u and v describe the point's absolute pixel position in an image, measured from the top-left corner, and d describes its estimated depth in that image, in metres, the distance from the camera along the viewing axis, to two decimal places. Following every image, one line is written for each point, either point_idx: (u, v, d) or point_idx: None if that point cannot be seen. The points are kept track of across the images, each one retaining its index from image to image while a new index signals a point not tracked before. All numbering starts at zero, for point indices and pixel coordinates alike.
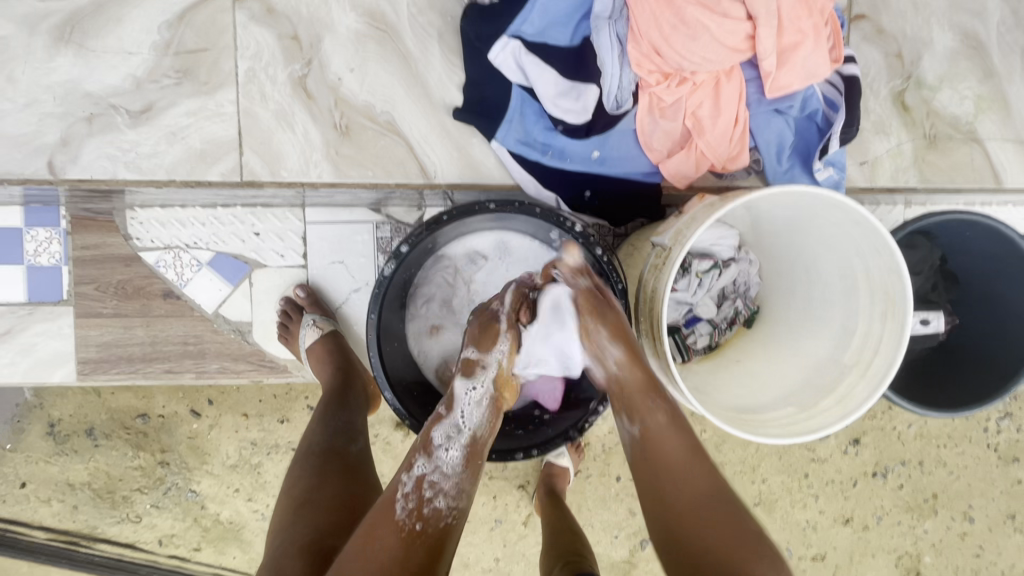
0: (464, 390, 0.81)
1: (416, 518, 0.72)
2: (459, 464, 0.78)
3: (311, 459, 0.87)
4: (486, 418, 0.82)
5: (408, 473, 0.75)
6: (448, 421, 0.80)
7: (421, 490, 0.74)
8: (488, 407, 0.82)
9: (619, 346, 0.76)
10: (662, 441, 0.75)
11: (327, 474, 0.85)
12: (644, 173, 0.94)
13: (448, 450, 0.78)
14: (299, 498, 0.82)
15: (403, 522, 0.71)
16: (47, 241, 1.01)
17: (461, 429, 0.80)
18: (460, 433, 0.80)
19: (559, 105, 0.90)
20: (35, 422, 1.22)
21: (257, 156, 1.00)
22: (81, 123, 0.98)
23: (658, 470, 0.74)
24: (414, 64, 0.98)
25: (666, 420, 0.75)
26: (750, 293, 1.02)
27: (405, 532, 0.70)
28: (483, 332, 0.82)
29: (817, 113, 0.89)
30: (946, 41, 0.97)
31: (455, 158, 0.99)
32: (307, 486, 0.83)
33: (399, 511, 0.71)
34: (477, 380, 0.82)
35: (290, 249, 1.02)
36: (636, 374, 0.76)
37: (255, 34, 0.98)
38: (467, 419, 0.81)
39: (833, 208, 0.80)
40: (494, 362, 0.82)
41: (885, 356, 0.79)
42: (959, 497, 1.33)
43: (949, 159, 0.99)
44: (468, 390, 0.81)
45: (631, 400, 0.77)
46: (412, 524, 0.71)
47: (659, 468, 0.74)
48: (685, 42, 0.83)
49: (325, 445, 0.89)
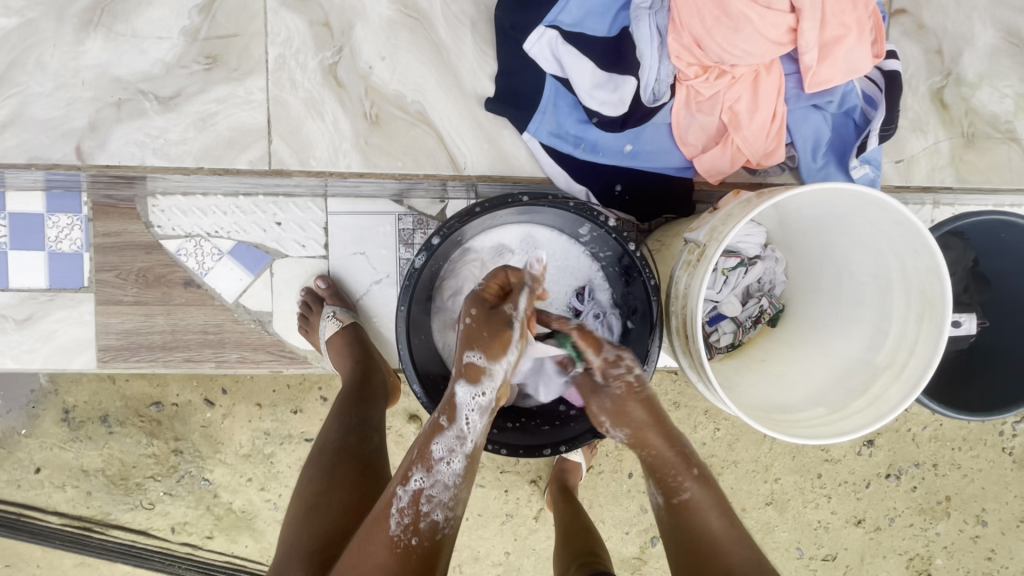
0: (469, 396, 0.77)
1: (412, 533, 0.71)
2: (458, 477, 0.76)
3: (324, 459, 0.86)
4: (487, 425, 0.79)
5: (404, 486, 0.73)
6: (450, 433, 0.77)
7: (417, 505, 0.72)
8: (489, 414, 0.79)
9: (630, 427, 0.78)
10: (697, 512, 0.75)
11: (338, 477, 0.84)
12: (676, 168, 0.92)
13: (448, 463, 0.76)
14: (307, 503, 0.81)
15: (397, 539, 0.70)
16: (69, 227, 1.00)
17: (464, 439, 0.77)
18: (460, 444, 0.77)
19: (595, 97, 0.88)
20: (51, 407, 1.22)
21: (285, 145, 0.99)
22: (110, 108, 0.97)
23: (693, 539, 0.73)
24: (446, 54, 0.97)
25: (701, 496, 0.76)
26: (775, 291, 1.01)
27: (399, 550, 0.69)
28: (501, 339, 0.76)
29: (856, 109, 0.87)
30: (988, 38, 0.95)
31: (485, 150, 0.98)
32: (318, 490, 0.83)
33: (393, 528, 0.70)
34: (484, 388, 0.77)
35: (311, 240, 1.01)
36: (666, 452, 0.77)
37: (286, 20, 0.97)
38: (471, 429, 0.77)
39: (871, 206, 0.78)
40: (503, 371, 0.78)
41: (921, 358, 0.78)
42: (973, 500, 1.32)
43: (986, 159, 0.97)
44: (472, 398, 0.77)
45: (662, 475, 0.77)
46: (407, 540, 0.70)
47: (696, 542, 0.73)
48: (727, 35, 0.81)
49: (339, 444, 0.88)
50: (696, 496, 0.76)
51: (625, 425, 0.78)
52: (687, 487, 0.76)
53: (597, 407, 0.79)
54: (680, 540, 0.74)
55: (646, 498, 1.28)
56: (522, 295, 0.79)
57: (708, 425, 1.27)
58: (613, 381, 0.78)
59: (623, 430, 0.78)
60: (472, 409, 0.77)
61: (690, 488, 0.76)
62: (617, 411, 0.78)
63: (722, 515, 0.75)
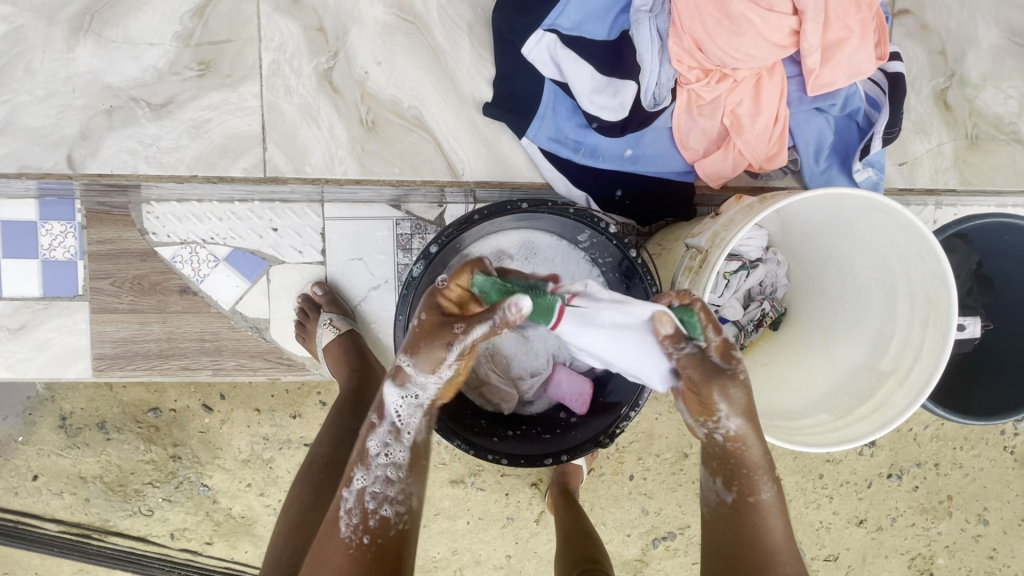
0: (396, 396, 0.73)
1: (363, 532, 0.71)
2: (394, 471, 0.73)
3: (314, 475, 0.88)
4: (425, 420, 0.75)
5: (348, 488, 0.73)
6: (382, 429, 0.73)
7: (364, 505, 0.72)
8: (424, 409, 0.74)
9: (744, 420, 0.70)
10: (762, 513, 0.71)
11: (327, 493, 0.87)
12: (678, 172, 0.91)
13: (387, 458, 0.74)
14: (295, 520, 0.84)
15: (348, 540, 0.70)
16: (62, 234, 0.99)
17: (399, 433, 0.74)
18: (393, 441, 0.74)
19: (595, 101, 0.87)
20: (47, 414, 1.21)
21: (280, 151, 0.97)
22: (102, 116, 0.96)
23: (750, 537, 0.70)
24: (443, 58, 0.95)
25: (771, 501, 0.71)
26: (777, 295, 1.00)
27: (351, 550, 0.70)
28: (432, 352, 0.70)
29: (859, 112, 0.87)
30: (991, 38, 0.94)
31: (483, 155, 0.97)
32: (306, 507, 0.85)
33: (343, 529, 0.71)
34: (413, 389, 0.73)
35: (308, 245, 1.00)
36: (756, 448, 0.72)
37: (280, 24, 0.95)
38: (404, 423, 0.74)
39: (877, 212, 0.77)
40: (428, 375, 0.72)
41: (926, 365, 0.77)
42: (975, 499, 1.31)
43: (990, 161, 0.96)
44: (399, 398, 0.73)
45: (746, 472, 0.72)
46: (359, 539, 0.70)
47: (753, 549, 0.69)
48: (729, 38, 0.80)
49: (329, 458, 0.90)
50: (765, 500, 0.72)
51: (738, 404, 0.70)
52: (764, 490, 0.71)
53: (717, 394, 0.68)
54: (736, 539, 0.70)
55: (647, 500, 1.27)
56: (478, 327, 0.67)
57: None
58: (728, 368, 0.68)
59: (740, 416, 0.70)
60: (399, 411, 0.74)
61: (766, 492, 0.72)
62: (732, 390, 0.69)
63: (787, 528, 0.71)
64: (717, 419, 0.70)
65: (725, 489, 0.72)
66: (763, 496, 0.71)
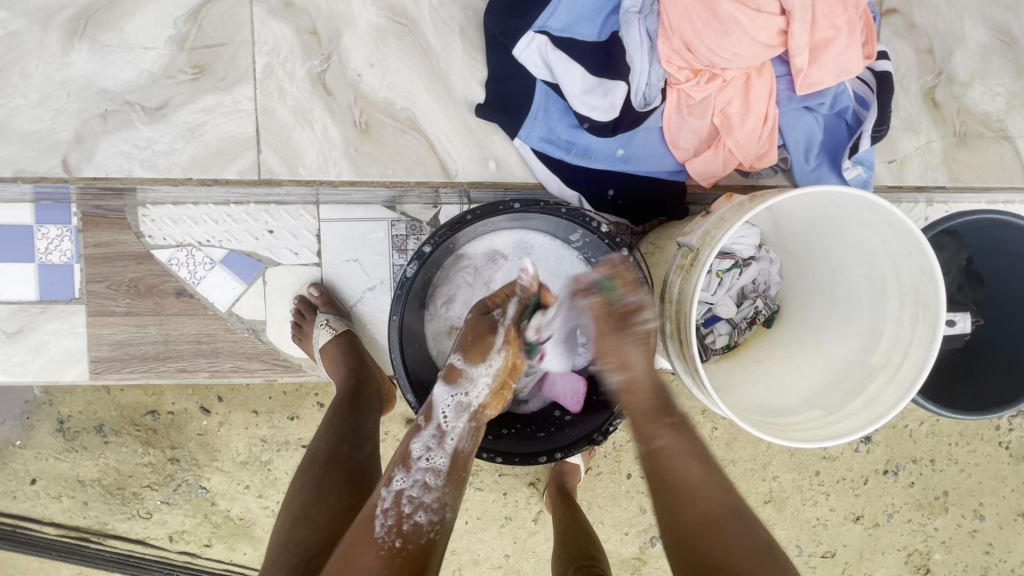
0: (446, 395, 0.83)
1: (395, 535, 0.72)
2: (438, 476, 0.79)
3: (315, 469, 0.85)
4: (467, 432, 0.83)
5: (387, 488, 0.76)
6: (427, 432, 0.81)
7: (399, 506, 0.75)
8: (466, 416, 0.83)
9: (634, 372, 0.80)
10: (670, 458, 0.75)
11: (329, 486, 0.83)
12: (669, 172, 0.92)
13: (429, 461, 0.80)
14: (298, 512, 0.81)
15: (381, 540, 0.71)
16: (58, 238, 0.99)
17: (443, 439, 0.82)
18: (438, 444, 0.82)
19: (585, 102, 0.88)
20: (45, 418, 1.21)
21: (274, 154, 0.98)
22: (96, 120, 0.97)
23: (673, 487, 0.73)
24: (435, 59, 0.96)
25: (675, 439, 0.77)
26: (770, 292, 1.01)
27: (383, 551, 0.69)
28: (477, 346, 0.80)
29: (847, 110, 0.87)
30: (978, 37, 0.95)
31: (476, 156, 0.97)
32: (308, 500, 0.82)
33: (378, 529, 0.71)
34: (462, 389, 0.82)
35: (304, 247, 1.01)
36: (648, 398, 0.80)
37: (273, 28, 0.96)
38: (450, 429, 0.82)
39: (864, 209, 0.78)
40: (475, 374, 0.82)
41: (915, 360, 0.78)
42: (970, 495, 1.32)
43: (978, 158, 0.97)
44: (446, 400, 0.83)
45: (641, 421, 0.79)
46: (391, 542, 0.71)
47: (674, 490, 0.73)
48: (717, 38, 0.81)
49: (330, 453, 0.87)
50: (665, 442, 0.76)
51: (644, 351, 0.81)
52: (659, 434, 0.77)
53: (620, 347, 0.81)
54: (664, 491, 0.74)
55: (645, 498, 1.28)
56: (511, 304, 0.82)
57: (706, 424, 1.27)
58: (643, 321, 0.81)
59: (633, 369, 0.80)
60: (445, 412, 0.82)
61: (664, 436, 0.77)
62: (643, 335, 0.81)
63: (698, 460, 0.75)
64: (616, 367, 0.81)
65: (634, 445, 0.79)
66: (664, 435, 0.77)
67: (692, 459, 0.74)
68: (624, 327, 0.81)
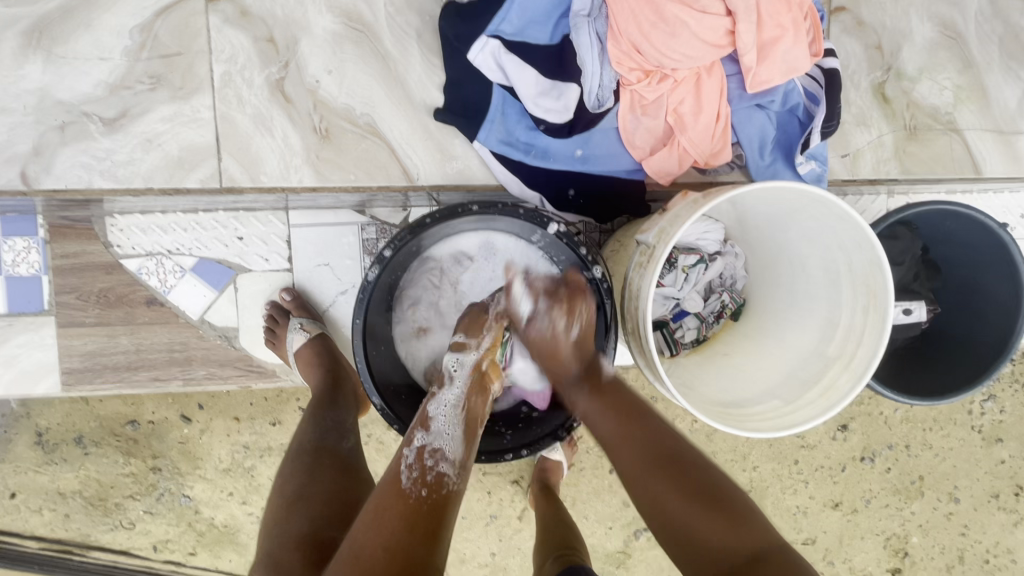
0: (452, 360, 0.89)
1: (421, 485, 0.75)
2: (455, 428, 0.83)
3: (304, 458, 0.85)
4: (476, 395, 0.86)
5: (409, 446, 0.79)
6: (439, 397, 0.86)
7: (422, 460, 0.78)
8: (473, 381, 0.88)
9: (580, 326, 0.83)
10: (586, 422, 0.81)
11: (320, 471, 0.84)
12: (627, 171, 0.94)
13: (445, 422, 0.83)
14: (295, 492, 0.81)
15: (408, 490, 0.73)
16: (24, 250, 0.99)
17: (452, 402, 0.85)
18: (450, 404, 0.85)
19: (540, 104, 0.89)
20: (22, 431, 1.21)
21: (234, 161, 0.98)
22: (55, 131, 0.96)
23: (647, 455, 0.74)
24: (394, 65, 0.97)
25: (590, 403, 0.81)
26: (736, 285, 1.03)
27: (411, 500, 0.72)
28: (478, 322, 0.90)
29: (799, 107, 0.90)
30: (925, 33, 0.97)
31: (438, 159, 0.98)
32: (300, 483, 0.82)
33: (404, 481, 0.74)
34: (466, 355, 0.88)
35: (274, 253, 1.01)
36: (570, 347, 0.84)
37: (229, 37, 0.96)
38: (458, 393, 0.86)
39: (815, 203, 0.80)
40: (481, 353, 0.89)
41: (867, 350, 0.80)
42: (945, 478, 1.35)
43: (930, 150, 1.00)
44: (454, 364, 0.88)
45: (562, 387, 0.85)
46: (417, 491, 0.74)
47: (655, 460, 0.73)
48: (665, 40, 0.83)
49: (316, 443, 0.87)
50: (581, 408, 0.82)
51: (585, 321, 0.83)
52: (578, 401, 0.83)
53: (576, 309, 0.83)
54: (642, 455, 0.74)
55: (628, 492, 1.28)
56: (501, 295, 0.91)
57: (686, 418, 1.28)
58: (571, 326, 0.83)
59: (581, 326, 0.83)
60: (453, 374, 0.88)
61: (580, 399, 0.82)
62: (586, 305, 0.83)
63: (604, 417, 0.79)
64: (569, 324, 0.83)
65: (581, 394, 0.82)
66: (577, 397, 0.83)
67: (612, 419, 0.78)
68: (575, 296, 0.83)
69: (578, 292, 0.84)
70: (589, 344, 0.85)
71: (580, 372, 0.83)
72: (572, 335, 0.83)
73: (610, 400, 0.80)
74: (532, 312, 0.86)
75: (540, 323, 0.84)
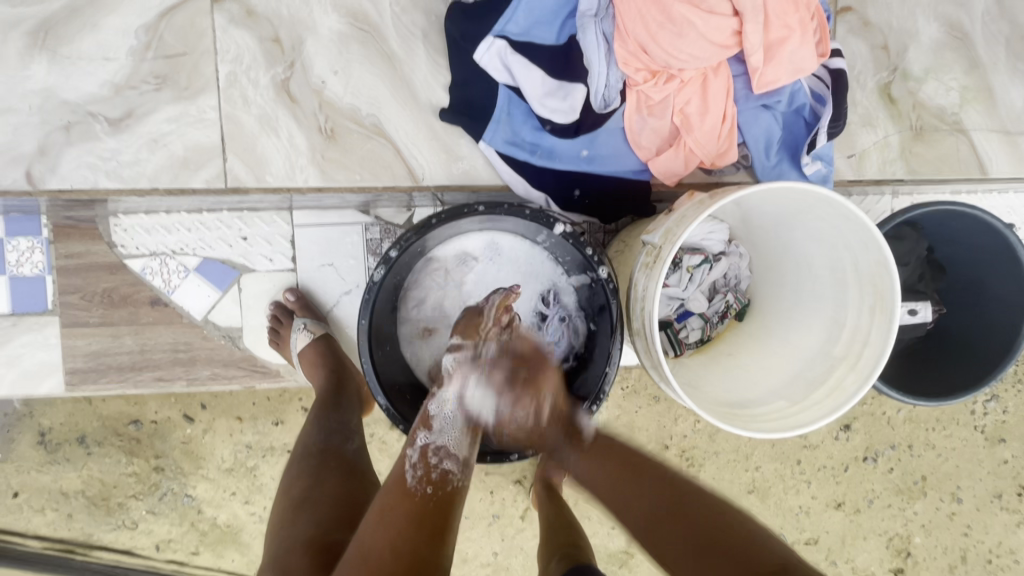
0: (449, 360, 0.87)
1: (426, 483, 0.76)
2: (457, 423, 0.83)
3: (308, 460, 0.85)
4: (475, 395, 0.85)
5: (412, 447, 0.79)
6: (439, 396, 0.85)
7: (426, 459, 0.78)
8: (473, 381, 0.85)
9: (550, 401, 0.84)
10: (581, 484, 0.82)
11: (326, 473, 0.84)
12: (633, 171, 0.94)
13: (447, 420, 0.83)
14: (301, 495, 0.81)
15: (414, 488, 0.75)
16: (29, 250, 0.99)
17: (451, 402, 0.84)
18: (451, 403, 0.84)
19: (546, 105, 0.89)
20: (26, 431, 1.21)
21: (239, 161, 0.98)
22: (59, 131, 0.96)
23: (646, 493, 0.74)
24: (399, 65, 0.97)
25: (579, 459, 0.82)
26: (741, 286, 1.02)
27: (416, 497, 0.74)
28: (475, 324, 0.88)
29: (805, 107, 0.90)
30: (931, 33, 0.97)
31: (443, 160, 0.98)
32: (306, 486, 0.82)
33: (409, 480, 0.76)
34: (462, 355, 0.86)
35: (278, 253, 1.01)
36: (547, 418, 0.84)
37: (235, 37, 0.96)
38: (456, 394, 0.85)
39: (822, 203, 0.80)
40: (478, 355, 0.86)
41: (873, 351, 0.80)
42: (948, 479, 1.35)
43: (935, 151, 1.00)
44: (452, 364, 0.86)
45: (549, 450, 0.86)
46: (423, 489, 0.75)
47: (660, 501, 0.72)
48: (672, 41, 0.83)
49: (321, 445, 0.87)
50: (576, 471, 0.83)
51: (555, 392, 0.85)
52: (570, 457, 0.83)
53: (542, 382, 0.85)
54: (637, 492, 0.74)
55: None
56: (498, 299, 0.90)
57: (688, 418, 1.28)
58: (541, 403, 0.84)
59: (552, 399, 0.85)
60: (452, 373, 0.86)
61: (571, 456, 0.83)
62: (551, 380, 0.85)
63: (597, 466, 0.80)
64: (538, 402, 0.84)
65: (570, 453, 0.83)
66: (569, 458, 0.84)
67: (604, 469, 0.79)
68: (534, 374, 0.85)
69: (536, 369, 0.86)
70: (562, 409, 0.85)
71: (564, 434, 0.84)
72: (541, 412, 0.84)
73: (602, 450, 0.82)
74: (498, 412, 0.85)
75: (511, 416, 0.85)
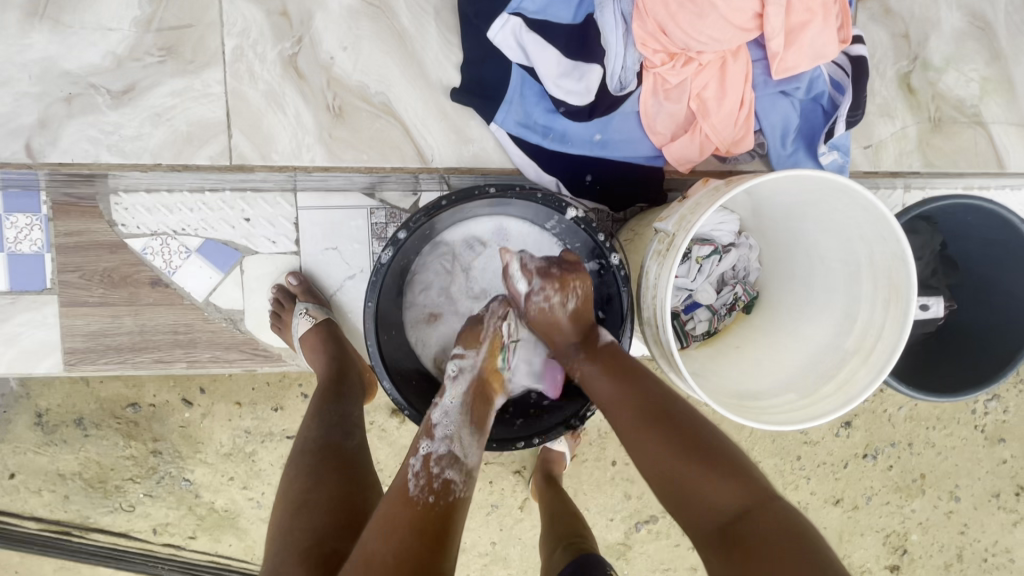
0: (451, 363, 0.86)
1: (428, 492, 0.74)
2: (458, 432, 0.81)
3: (307, 458, 0.83)
4: (474, 404, 0.84)
5: (415, 456, 0.78)
6: (440, 406, 0.83)
7: (429, 468, 0.77)
8: (473, 385, 0.85)
9: (577, 300, 0.82)
10: (587, 388, 0.78)
11: (324, 473, 0.81)
12: (646, 157, 0.92)
13: (449, 427, 0.81)
14: (297, 499, 0.78)
15: (415, 498, 0.73)
16: (28, 227, 0.97)
17: (452, 411, 0.83)
18: (452, 410, 0.83)
19: (561, 85, 0.87)
20: (23, 412, 1.19)
21: (245, 138, 0.96)
22: (60, 103, 0.94)
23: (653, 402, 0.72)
24: (410, 43, 0.95)
25: (598, 369, 0.77)
26: (749, 278, 1.01)
27: (418, 506, 0.72)
28: (477, 331, 0.87)
29: (823, 95, 0.88)
30: (953, 22, 0.96)
31: (453, 141, 0.96)
32: (304, 487, 0.79)
33: (411, 489, 0.74)
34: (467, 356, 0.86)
35: (281, 235, 0.99)
36: (570, 327, 0.82)
37: (242, 10, 0.94)
38: (454, 399, 0.83)
39: (838, 193, 0.79)
40: (481, 362, 0.86)
41: (887, 344, 0.79)
42: (947, 477, 1.34)
43: (953, 143, 0.98)
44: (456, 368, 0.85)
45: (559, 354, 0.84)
46: (425, 498, 0.73)
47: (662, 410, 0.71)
48: (692, 22, 0.82)
49: (321, 442, 0.85)
50: (585, 376, 0.79)
51: (581, 295, 0.82)
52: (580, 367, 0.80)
53: (575, 279, 0.81)
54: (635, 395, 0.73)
55: (630, 484, 1.27)
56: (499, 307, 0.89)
57: None
58: (570, 299, 0.81)
59: (580, 303, 0.82)
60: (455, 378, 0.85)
61: (584, 364, 0.79)
62: (581, 284, 0.82)
63: (612, 377, 0.76)
64: (563, 301, 0.81)
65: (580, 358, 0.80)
66: (583, 365, 0.79)
67: (608, 379, 0.76)
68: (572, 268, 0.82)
69: (570, 269, 0.82)
70: (586, 314, 0.83)
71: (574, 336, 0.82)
72: (566, 310, 0.81)
73: (622, 367, 0.76)
74: (527, 289, 0.83)
75: (535, 300, 0.83)
